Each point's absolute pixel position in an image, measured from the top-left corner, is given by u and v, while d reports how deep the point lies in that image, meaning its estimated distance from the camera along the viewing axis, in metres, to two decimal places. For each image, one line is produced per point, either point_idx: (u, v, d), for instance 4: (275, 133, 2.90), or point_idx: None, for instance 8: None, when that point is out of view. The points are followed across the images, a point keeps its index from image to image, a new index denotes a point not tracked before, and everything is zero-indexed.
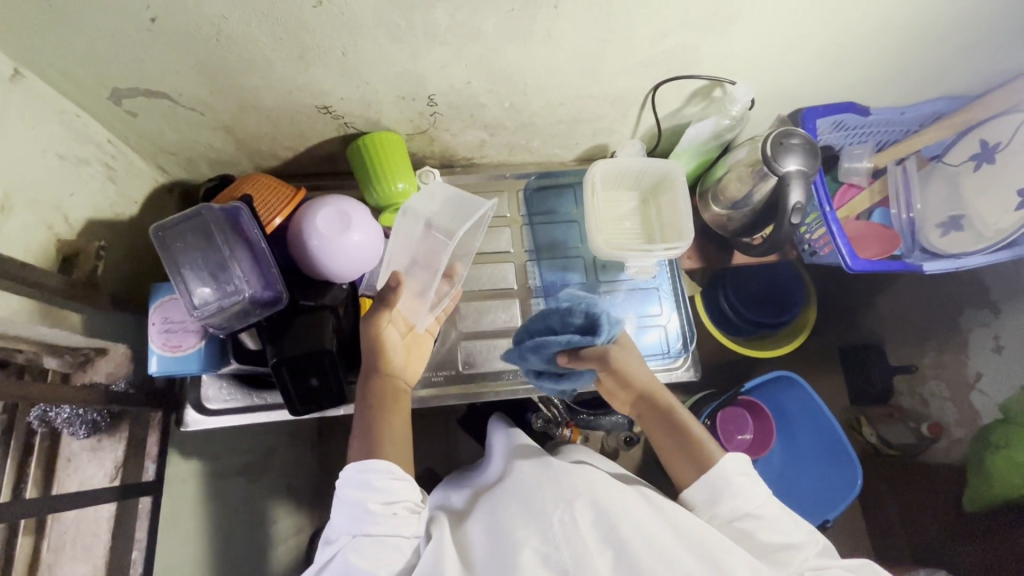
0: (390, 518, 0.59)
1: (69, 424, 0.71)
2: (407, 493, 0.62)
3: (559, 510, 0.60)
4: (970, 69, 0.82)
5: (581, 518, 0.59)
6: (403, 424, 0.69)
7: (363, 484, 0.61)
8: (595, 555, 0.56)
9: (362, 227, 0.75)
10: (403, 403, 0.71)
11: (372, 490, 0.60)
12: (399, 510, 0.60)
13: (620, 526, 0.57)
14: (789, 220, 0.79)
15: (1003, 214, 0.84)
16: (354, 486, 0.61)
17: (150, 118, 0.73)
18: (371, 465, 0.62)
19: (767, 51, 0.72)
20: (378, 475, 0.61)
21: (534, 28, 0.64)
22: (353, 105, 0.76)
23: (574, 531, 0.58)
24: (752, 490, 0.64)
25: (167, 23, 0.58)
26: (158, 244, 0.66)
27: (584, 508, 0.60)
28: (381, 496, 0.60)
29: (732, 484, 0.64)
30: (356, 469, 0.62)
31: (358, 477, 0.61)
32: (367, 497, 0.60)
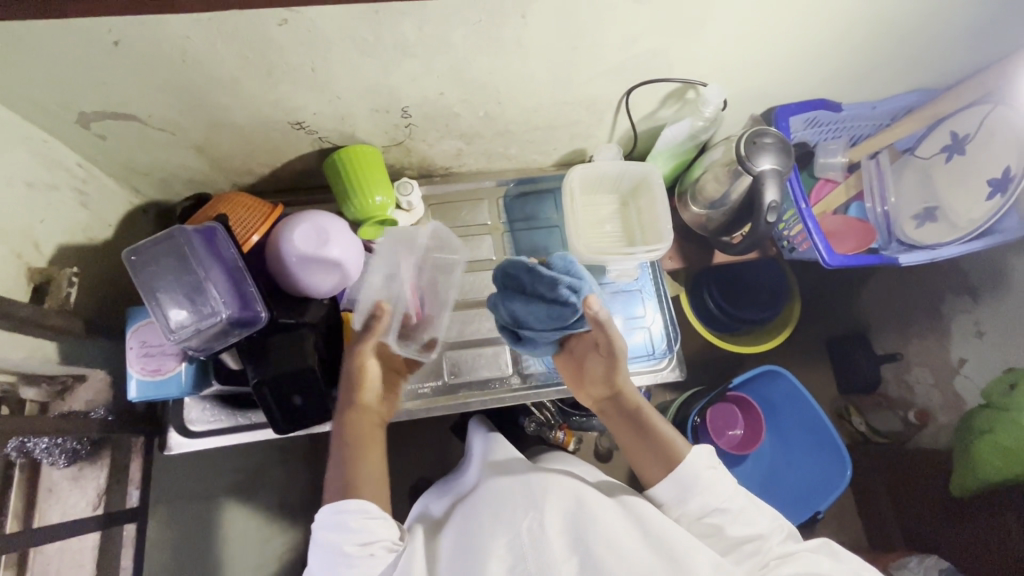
0: (367, 558, 0.59)
1: (48, 455, 0.69)
2: (383, 531, 0.62)
3: (527, 519, 0.63)
4: (937, 63, 0.83)
5: (548, 527, 0.62)
6: (379, 458, 0.68)
7: (336, 527, 0.61)
8: (561, 561, 0.58)
9: (340, 241, 0.74)
10: (378, 433, 0.71)
11: (345, 532, 0.60)
12: (375, 551, 0.60)
13: (587, 533, 0.60)
14: (766, 219, 0.79)
15: (974, 204, 0.85)
16: (330, 528, 0.61)
17: (121, 140, 0.72)
18: (343, 505, 0.61)
19: (736, 53, 0.72)
20: (350, 517, 0.61)
21: (503, 37, 0.64)
22: (326, 119, 0.75)
23: (541, 539, 0.61)
24: (720, 484, 0.66)
25: (131, 46, 0.57)
26: (131, 268, 0.66)
27: (552, 517, 0.63)
28: (355, 537, 0.60)
29: (700, 478, 0.65)
30: (329, 510, 0.62)
31: (330, 521, 0.61)
32: (341, 540, 0.60)
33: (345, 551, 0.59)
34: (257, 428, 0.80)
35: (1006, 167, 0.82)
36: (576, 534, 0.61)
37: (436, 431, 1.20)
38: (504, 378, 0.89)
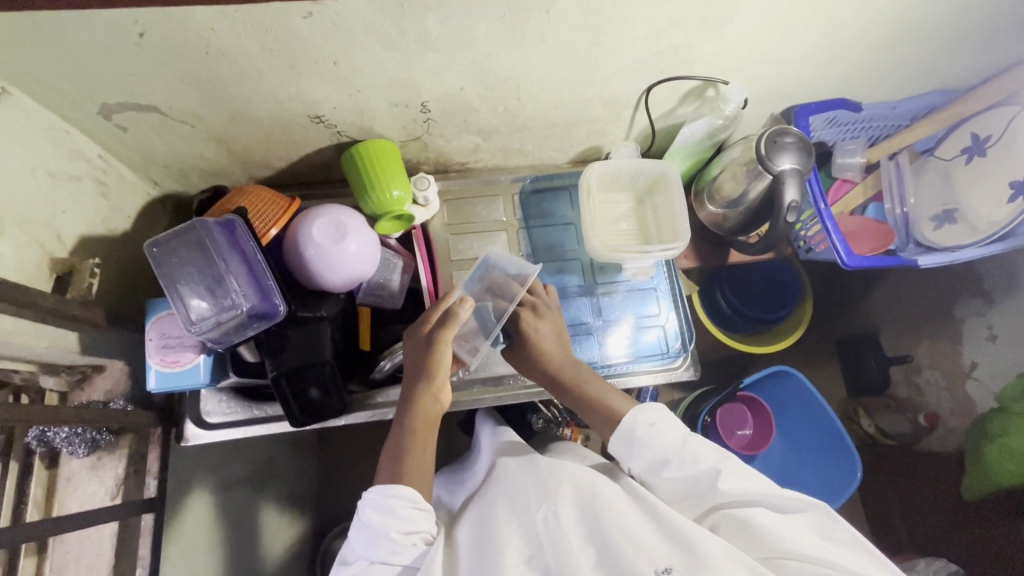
0: (408, 547, 0.60)
1: (68, 445, 0.69)
2: (426, 524, 0.63)
3: (542, 509, 0.63)
4: (961, 63, 0.82)
5: (563, 516, 0.62)
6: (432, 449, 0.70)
7: (385, 510, 0.62)
8: (577, 550, 0.57)
9: (358, 236, 0.75)
10: (436, 425, 0.72)
11: (393, 517, 0.61)
12: (416, 541, 0.61)
13: (603, 522, 0.59)
14: (785, 219, 0.79)
15: (995, 206, 0.85)
16: (377, 510, 0.62)
17: (142, 131, 0.72)
18: (396, 490, 0.63)
19: (760, 50, 0.72)
20: (400, 504, 0.62)
21: (526, 32, 0.64)
22: (346, 113, 0.75)
23: (555, 528, 0.60)
24: (660, 439, 0.67)
25: (156, 37, 0.57)
26: (152, 261, 0.65)
27: (568, 508, 0.63)
28: (402, 525, 0.61)
29: (636, 435, 0.68)
30: (380, 492, 0.63)
31: (382, 503, 0.62)
32: (387, 524, 0.61)
33: (391, 535, 0.60)
34: (274, 420, 0.81)
35: None
36: (590, 524, 0.60)
37: (446, 427, 1.20)
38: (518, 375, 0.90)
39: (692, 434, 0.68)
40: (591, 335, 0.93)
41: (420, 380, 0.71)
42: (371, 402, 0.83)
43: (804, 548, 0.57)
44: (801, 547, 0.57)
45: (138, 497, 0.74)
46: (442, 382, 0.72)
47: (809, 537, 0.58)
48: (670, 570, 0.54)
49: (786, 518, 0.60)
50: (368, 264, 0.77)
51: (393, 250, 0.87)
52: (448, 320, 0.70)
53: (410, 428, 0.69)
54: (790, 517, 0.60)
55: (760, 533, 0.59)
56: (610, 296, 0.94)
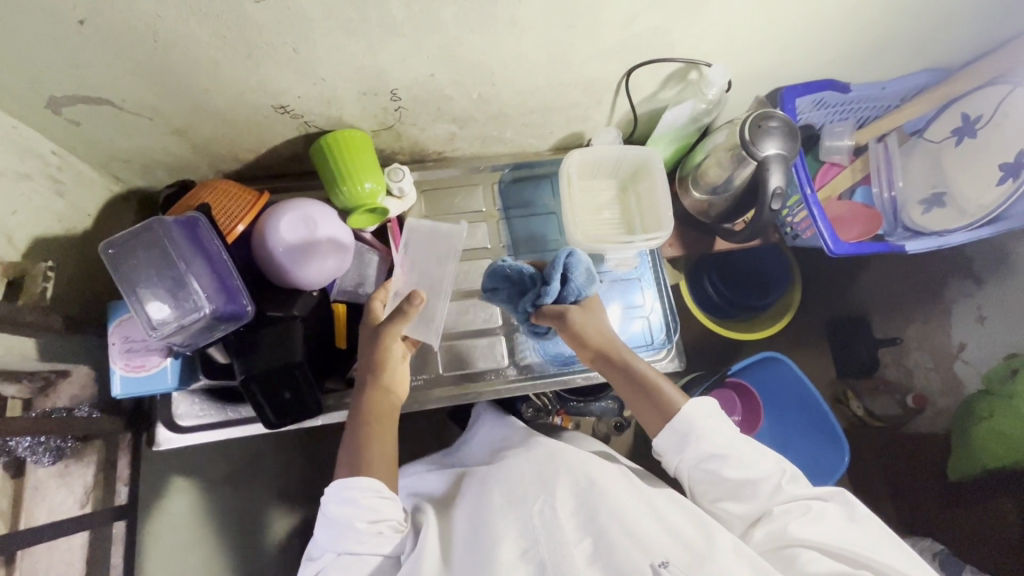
0: (375, 536, 0.59)
1: (32, 454, 0.67)
2: (392, 511, 0.61)
3: (540, 501, 0.61)
4: (952, 40, 0.79)
5: (561, 508, 0.60)
6: (391, 441, 0.68)
7: (347, 502, 0.60)
8: (573, 542, 0.57)
9: (328, 231, 0.72)
10: (394, 417, 0.71)
11: (356, 508, 0.60)
12: (383, 529, 0.60)
13: (599, 514, 0.58)
14: (770, 206, 0.76)
15: (986, 189, 0.83)
16: (339, 502, 0.60)
17: (96, 126, 0.69)
18: (356, 481, 0.61)
19: (742, 31, 0.69)
20: (363, 495, 0.60)
21: (496, 15, 0.61)
22: (311, 103, 0.72)
23: (553, 521, 0.59)
24: (718, 436, 0.64)
25: (99, 26, 0.54)
26: (108, 263, 0.62)
27: (563, 497, 0.61)
28: (365, 514, 0.60)
29: (694, 429, 0.64)
30: (341, 485, 0.61)
31: (344, 495, 0.60)
32: (350, 515, 0.59)
33: (355, 526, 0.58)
34: (249, 422, 0.79)
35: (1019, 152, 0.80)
36: (586, 516, 0.59)
37: (431, 420, 1.18)
38: (500, 370, 0.88)
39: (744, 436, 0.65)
40: None
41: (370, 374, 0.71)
42: (347, 401, 0.81)
43: (842, 541, 0.58)
44: (842, 544, 0.58)
45: (109, 504, 0.74)
46: (398, 373, 0.72)
47: (857, 539, 0.58)
48: (668, 564, 0.53)
49: (833, 516, 0.60)
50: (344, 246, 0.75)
51: (368, 244, 0.85)
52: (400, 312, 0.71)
53: (366, 417, 0.68)
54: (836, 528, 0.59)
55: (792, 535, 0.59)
56: None
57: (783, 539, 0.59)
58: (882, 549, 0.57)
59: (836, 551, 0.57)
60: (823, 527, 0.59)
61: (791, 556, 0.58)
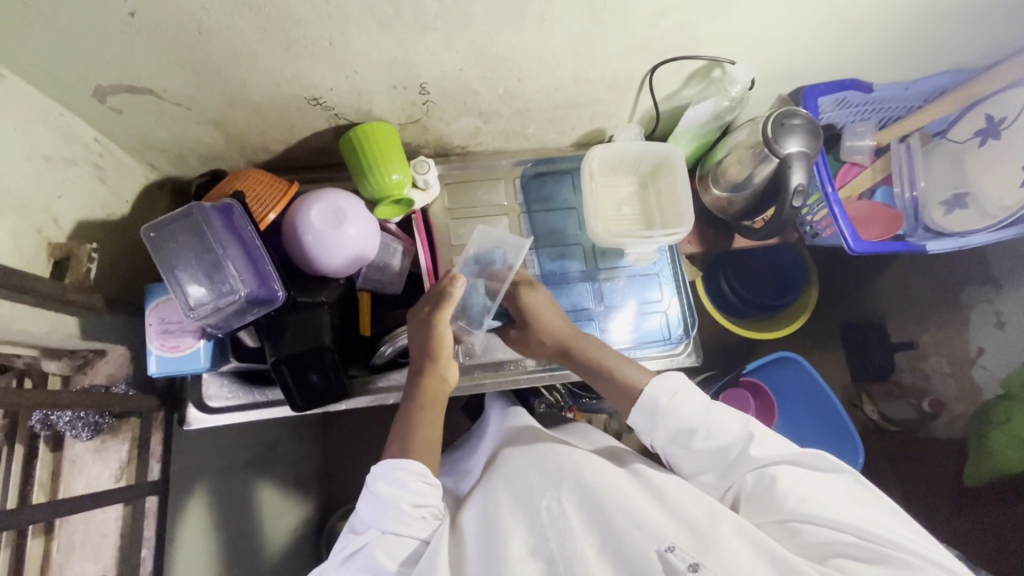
0: (418, 520, 0.60)
1: (71, 428, 0.70)
2: (434, 498, 0.63)
3: (546, 497, 0.61)
4: (978, 41, 0.79)
5: (566, 502, 0.59)
6: (436, 429, 0.69)
7: (395, 483, 0.61)
8: (581, 536, 0.56)
9: (357, 222, 0.75)
10: (444, 405, 0.73)
11: (403, 490, 0.61)
12: (426, 514, 0.61)
13: (606, 505, 0.57)
14: (791, 203, 0.77)
15: (1008, 190, 0.82)
16: (386, 481, 0.61)
17: (137, 114, 0.71)
18: (404, 464, 0.62)
19: (768, 29, 0.70)
20: (411, 477, 0.62)
21: (527, 11, 0.62)
22: (343, 95, 0.74)
23: (559, 514, 0.58)
24: (684, 408, 0.65)
25: (147, 17, 0.56)
26: (150, 245, 0.64)
27: (570, 493, 0.61)
28: (412, 497, 0.61)
29: (660, 407, 0.65)
30: (388, 466, 0.62)
31: (393, 475, 0.61)
32: (398, 495, 0.60)
33: (402, 507, 0.60)
34: (275, 405, 0.81)
35: None
36: (592, 509, 0.58)
37: (447, 411, 1.20)
38: (519, 361, 0.89)
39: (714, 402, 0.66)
40: (592, 321, 0.92)
41: (425, 360, 0.73)
42: (371, 386, 0.84)
43: (824, 504, 0.57)
44: (825, 509, 0.56)
45: (144, 479, 0.75)
46: (448, 359, 0.74)
47: (838, 501, 0.57)
48: (674, 548, 0.51)
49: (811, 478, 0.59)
50: (369, 238, 0.77)
51: (393, 234, 0.86)
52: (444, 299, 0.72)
53: (418, 405, 0.70)
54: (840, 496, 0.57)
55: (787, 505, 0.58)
56: (612, 282, 0.94)
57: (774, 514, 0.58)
58: (865, 514, 0.56)
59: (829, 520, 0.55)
60: (808, 494, 0.57)
61: (793, 531, 0.57)
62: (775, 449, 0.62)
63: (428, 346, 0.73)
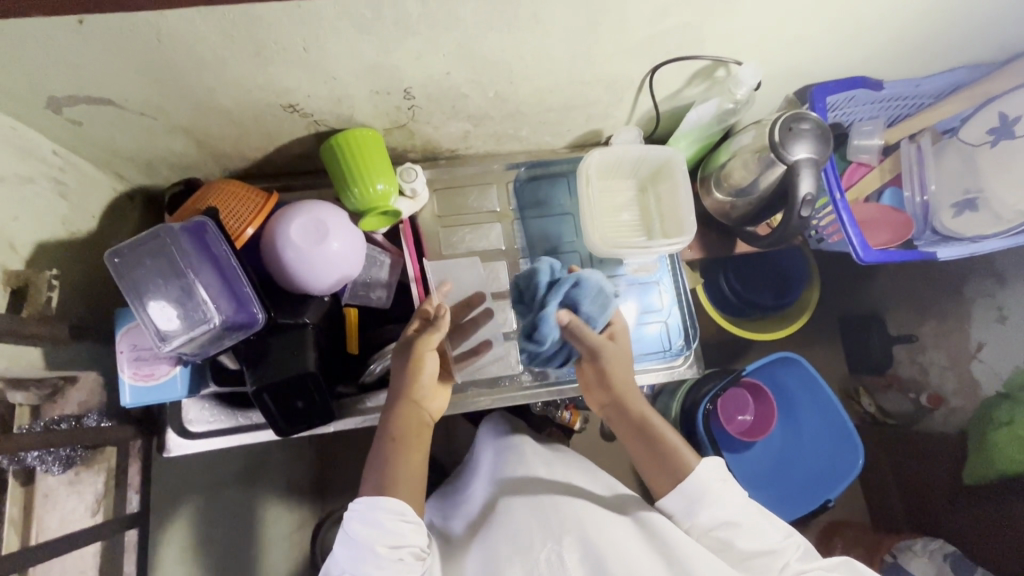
0: (395, 563, 0.57)
1: (42, 462, 0.65)
2: (415, 537, 0.59)
3: (547, 549, 0.58)
4: (997, 37, 0.75)
5: (568, 557, 0.57)
6: (419, 462, 0.65)
7: (371, 523, 0.58)
8: None
9: (341, 235, 0.70)
10: (423, 435, 0.68)
11: (380, 531, 0.58)
12: (404, 556, 0.58)
13: (607, 559, 0.55)
14: (799, 213, 0.73)
15: (1023, 195, 0.79)
16: (363, 522, 0.58)
17: (98, 125, 0.66)
18: (382, 502, 0.59)
19: (778, 28, 0.65)
20: (388, 517, 0.58)
21: (518, 13, 0.57)
22: (321, 102, 0.69)
23: (560, 572, 0.56)
24: (725, 500, 0.61)
25: (98, 25, 0.50)
26: (114, 272, 0.60)
27: (571, 541, 0.58)
28: (388, 538, 0.58)
29: (708, 490, 0.62)
30: (365, 505, 0.59)
31: (368, 516, 0.58)
32: (373, 537, 0.57)
33: (375, 550, 0.56)
34: (259, 429, 0.77)
35: None
36: (595, 564, 0.55)
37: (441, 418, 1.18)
38: (514, 376, 0.86)
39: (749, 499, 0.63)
40: None
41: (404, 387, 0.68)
42: (361, 407, 0.80)
43: None
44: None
45: (121, 512, 0.72)
46: (428, 390, 0.70)
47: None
48: None
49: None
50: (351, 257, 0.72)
51: (380, 246, 0.83)
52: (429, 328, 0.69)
53: (392, 438, 0.65)
54: None
55: None
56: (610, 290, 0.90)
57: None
58: None
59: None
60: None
61: None
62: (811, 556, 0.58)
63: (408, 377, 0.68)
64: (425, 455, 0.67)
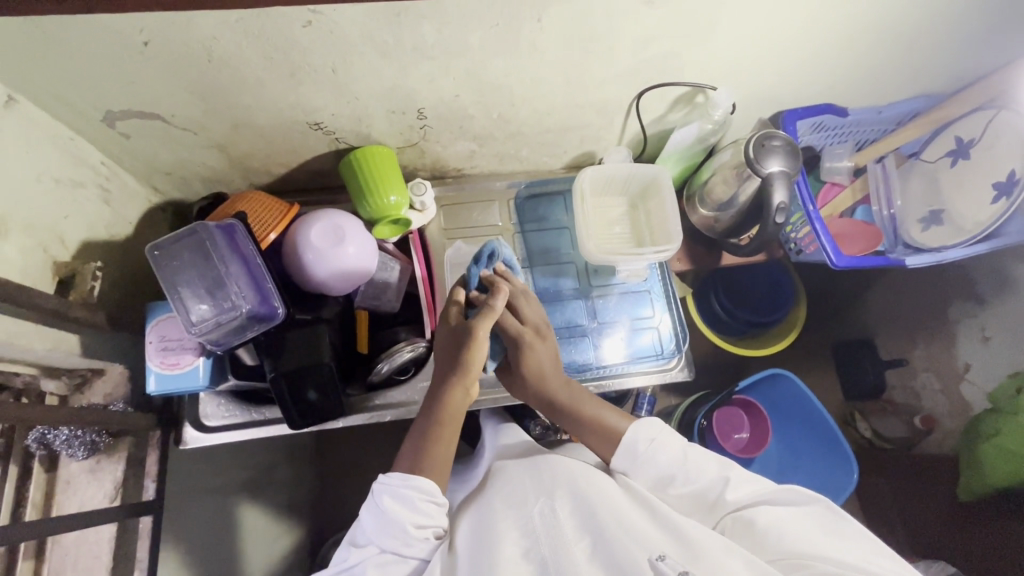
0: (421, 541, 0.60)
1: (67, 447, 0.69)
2: (439, 519, 0.63)
3: (540, 503, 0.64)
4: (945, 69, 0.84)
5: (560, 509, 0.63)
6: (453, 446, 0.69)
7: (403, 501, 0.61)
8: (573, 542, 0.58)
9: (356, 239, 0.77)
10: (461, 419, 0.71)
11: (411, 509, 0.61)
12: (428, 535, 0.61)
13: (598, 512, 0.60)
14: (774, 221, 0.80)
15: (980, 208, 0.86)
16: (396, 498, 0.61)
17: (144, 139, 0.74)
18: (413, 481, 0.63)
19: (746, 57, 0.74)
20: (420, 497, 0.62)
21: (519, 40, 0.66)
22: (344, 120, 0.77)
23: (552, 521, 0.61)
24: (663, 454, 0.69)
25: (160, 46, 0.59)
26: (154, 263, 0.66)
27: (563, 499, 0.64)
28: (417, 517, 0.61)
29: (639, 453, 0.69)
30: (398, 480, 0.63)
31: (401, 493, 0.62)
32: (404, 514, 0.61)
33: (407, 528, 0.60)
34: (272, 424, 0.81)
35: (1011, 170, 0.83)
36: (585, 517, 0.61)
37: None
38: None
39: (689, 445, 0.70)
40: (586, 337, 0.94)
41: (453, 372, 0.70)
42: (367, 405, 0.84)
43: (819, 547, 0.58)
44: (808, 545, 0.58)
45: (137, 499, 0.74)
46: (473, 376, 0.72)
47: (818, 534, 0.59)
48: (664, 557, 0.54)
49: (784, 514, 0.62)
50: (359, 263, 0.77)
51: (390, 254, 0.88)
52: (484, 310, 0.72)
53: (438, 423, 0.68)
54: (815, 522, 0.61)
55: (765, 534, 0.60)
56: (605, 299, 0.96)
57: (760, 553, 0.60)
58: (846, 545, 0.58)
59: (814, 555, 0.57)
60: (788, 534, 0.59)
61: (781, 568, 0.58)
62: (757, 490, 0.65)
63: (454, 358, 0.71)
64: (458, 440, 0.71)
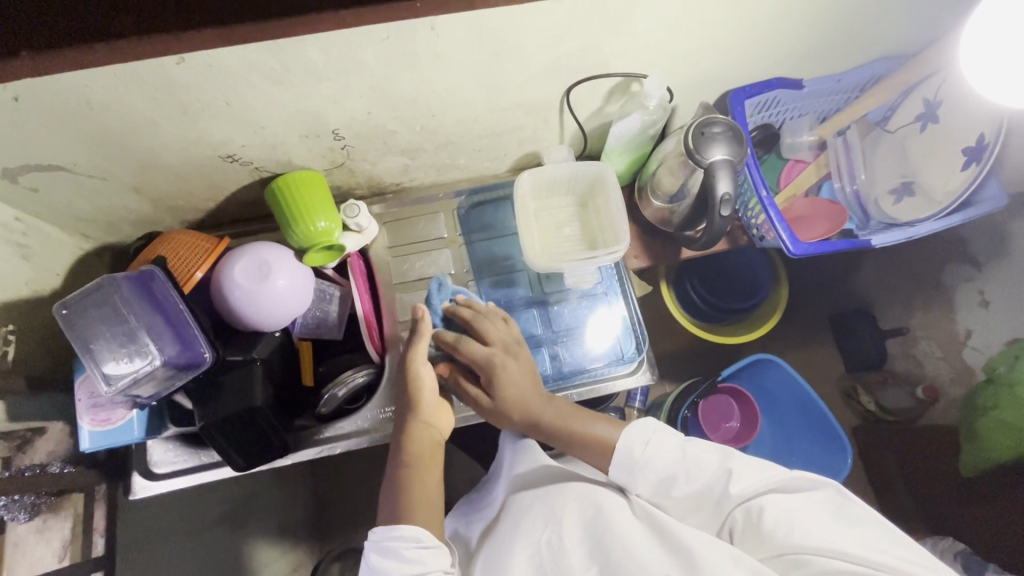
0: None
1: (9, 511, 0.68)
2: (436, 564, 0.58)
3: (548, 531, 0.65)
4: (902, 29, 0.76)
5: (569, 539, 0.64)
6: (434, 483, 0.67)
7: (388, 553, 0.58)
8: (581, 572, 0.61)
9: (284, 270, 0.74)
10: (434, 453, 0.70)
11: (398, 560, 0.58)
12: None
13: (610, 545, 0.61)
14: (720, 213, 0.75)
15: (950, 175, 0.81)
16: (383, 553, 0.59)
17: (55, 190, 0.72)
18: (395, 530, 0.60)
19: (673, 42, 0.69)
20: (405, 545, 0.58)
21: (417, 51, 0.61)
22: (257, 150, 0.74)
23: (561, 551, 0.63)
24: (660, 453, 0.65)
25: (33, 100, 0.56)
26: (64, 323, 0.64)
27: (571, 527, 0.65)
28: (407, 568, 0.57)
29: (636, 458, 0.66)
30: (384, 533, 0.60)
31: (386, 546, 0.59)
32: (392, 567, 0.57)
33: None
34: (220, 467, 0.79)
35: (979, 134, 0.77)
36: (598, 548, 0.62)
37: None
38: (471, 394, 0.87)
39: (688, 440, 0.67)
40: (541, 347, 0.90)
41: (405, 412, 0.72)
42: (318, 437, 0.82)
43: (834, 543, 0.56)
44: (817, 538, 0.57)
45: (88, 555, 0.77)
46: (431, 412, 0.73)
47: (828, 526, 0.57)
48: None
49: (794, 502, 0.60)
50: (295, 304, 0.75)
51: (330, 280, 0.86)
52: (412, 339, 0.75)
53: (405, 463, 0.67)
54: (815, 504, 0.59)
55: (771, 529, 0.59)
56: (561, 304, 0.92)
57: (772, 549, 0.58)
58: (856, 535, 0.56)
59: (830, 551, 0.56)
60: (800, 526, 0.58)
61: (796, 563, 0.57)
62: (758, 477, 0.62)
63: (410, 395, 0.72)
64: (437, 477, 0.68)
